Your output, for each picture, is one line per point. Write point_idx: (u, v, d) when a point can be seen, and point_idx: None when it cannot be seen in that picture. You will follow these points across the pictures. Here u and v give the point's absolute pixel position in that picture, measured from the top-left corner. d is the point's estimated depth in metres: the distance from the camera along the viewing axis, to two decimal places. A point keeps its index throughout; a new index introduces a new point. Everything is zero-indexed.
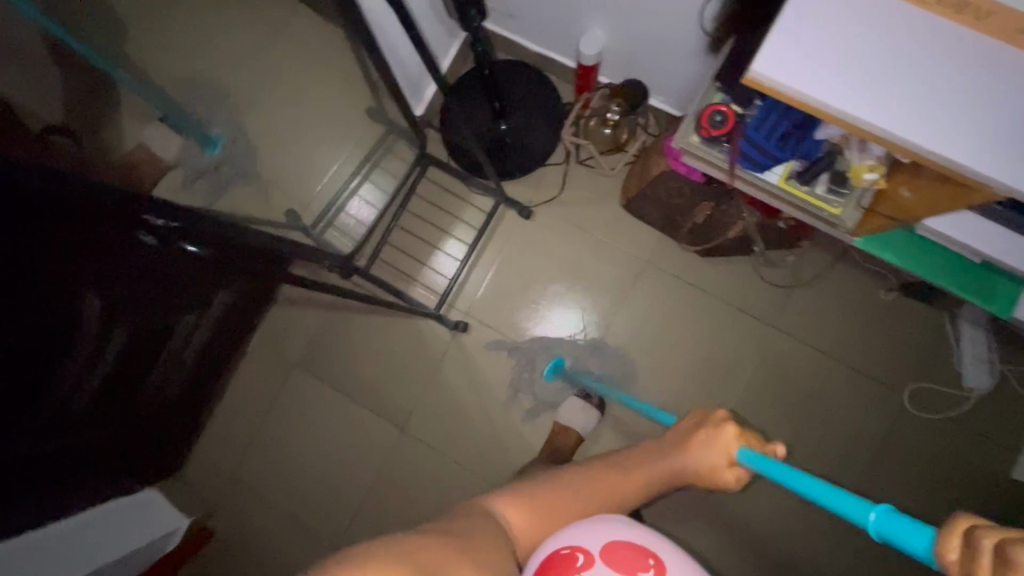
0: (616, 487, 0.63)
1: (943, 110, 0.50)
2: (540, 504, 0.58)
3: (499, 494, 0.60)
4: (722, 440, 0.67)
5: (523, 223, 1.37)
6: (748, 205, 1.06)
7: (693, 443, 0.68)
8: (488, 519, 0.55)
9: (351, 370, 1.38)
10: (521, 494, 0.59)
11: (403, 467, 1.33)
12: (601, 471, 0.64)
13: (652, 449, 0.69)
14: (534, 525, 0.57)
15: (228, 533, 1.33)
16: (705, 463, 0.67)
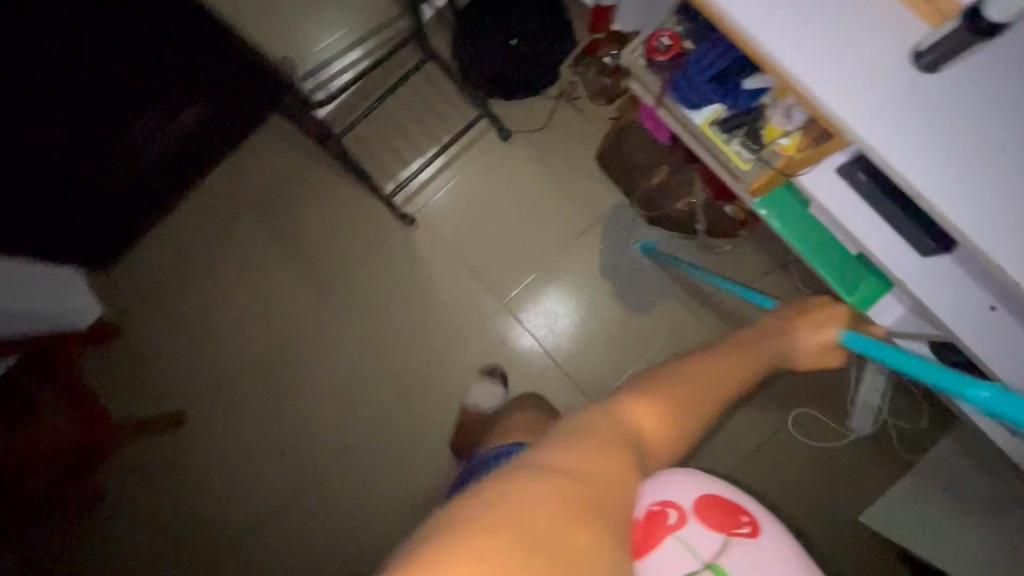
0: (732, 376, 0.68)
1: (793, 38, 0.60)
2: (665, 406, 0.59)
3: (623, 399, 0.59)
4: (829, 329, 0.80)
5: (499, 144, 1.39)
6: (700, 178, 1.11)
7: (802, 330, 0.81)
8: (599, 443, 0.50)
9: (295, 227, 1.42)
10: (642, 395, 0.60)
11: (313, 331, 1.39)
12: (718, 359, 0.70)
13: (757, 334, 0.79)
14: (661, 420, 0.58)
15: (138, 336, 1.43)
16: (822, 344, 0.80)
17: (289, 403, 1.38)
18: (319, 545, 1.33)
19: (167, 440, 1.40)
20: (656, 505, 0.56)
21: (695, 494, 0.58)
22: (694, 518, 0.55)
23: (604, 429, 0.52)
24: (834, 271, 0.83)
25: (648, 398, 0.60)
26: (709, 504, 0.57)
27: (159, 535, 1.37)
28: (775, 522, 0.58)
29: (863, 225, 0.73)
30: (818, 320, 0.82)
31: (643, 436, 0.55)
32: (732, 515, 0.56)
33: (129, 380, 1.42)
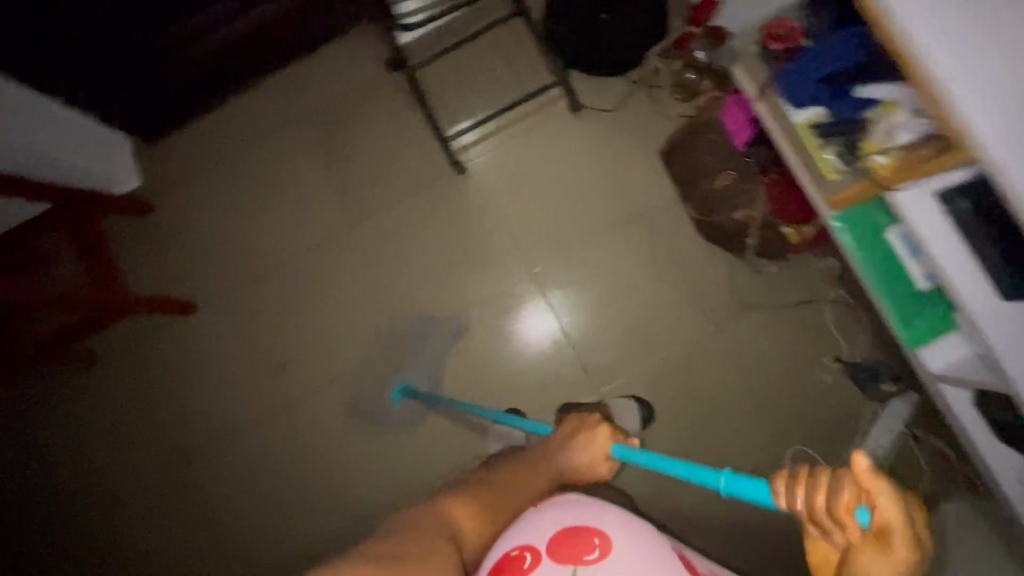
0: (533, 490, 0.72)
1: (942, 33, 0.56)
2: (483, 505, 0.66)
3: (445, 500, 0.66)
4: (598, 440, 0.79)
5: (567, 114, 1.37)
6: (764, 191, 1.10)
7: (575, 444, 0.79)
8: (429, 530, 0.58)
9: (345, 147, 1.40)
10: (461, 496, 0.67)
11: (336, 254, 1.37)
12: (524, 476, 0.74)
13: (548, 449, 0.79)
14: (478, 522, 0.64)
15: (165, 215, 1.41)
16: (587, 459, 0.78)
17: (295, 319, 1.37)
18: (293, 464, 1.32)
19: (169, 325, 1.40)
20: (513, 551, 0.56)
21: (558, 526, 0.57)
22: (548, 556, 0.54)
23: (427, 528, 0.59)
24: (901, 303, 0.83)
25: (459, 494, 0.67)
26: (562, 538, 0.56)
27: (142, 415, 1.38)
28: (620, 514, 0.59)
29: (955, 261, 0.72)
30: (590, 432, 0.80)
31: (463, 533, 0.62)
32: (584, 539, 0.55)
33: (145, 256, 1.41)
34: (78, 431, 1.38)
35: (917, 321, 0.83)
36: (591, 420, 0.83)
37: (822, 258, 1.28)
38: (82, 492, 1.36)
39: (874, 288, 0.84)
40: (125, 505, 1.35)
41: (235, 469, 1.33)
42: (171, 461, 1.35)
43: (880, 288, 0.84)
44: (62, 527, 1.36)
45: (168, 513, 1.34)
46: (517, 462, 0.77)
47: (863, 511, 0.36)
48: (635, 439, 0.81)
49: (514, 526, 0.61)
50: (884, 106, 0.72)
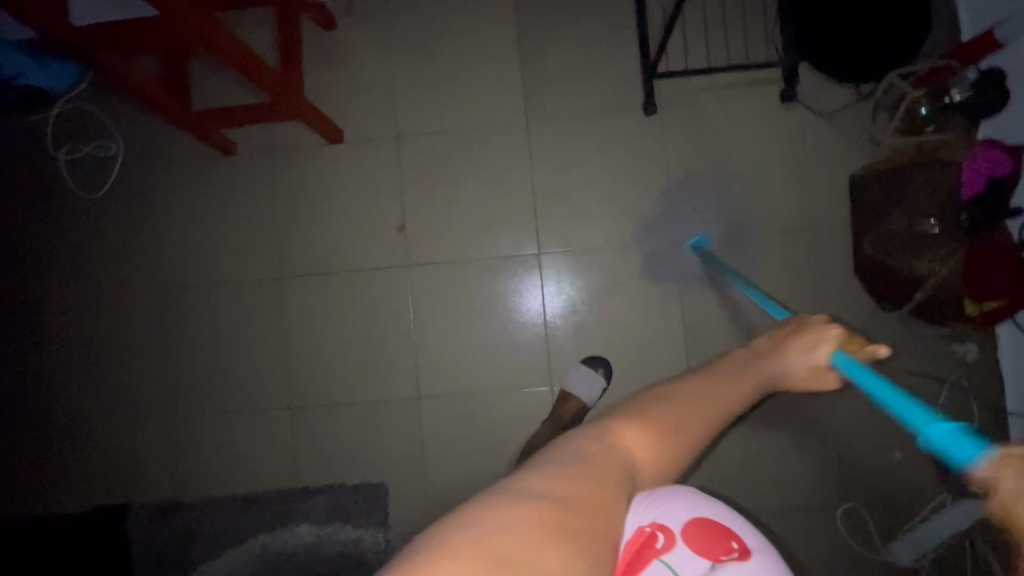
0: (730, 400, 0.53)
1: None
2: (661, 429, 0.48)
3: (616, 417, 0.49)
4: (824, 346, 0.61)
5: (774, 101, 1.31)
6: (960, 254, 1.06)
7: (791, 346, 0.61)
8: (595, 465, 0.43)
9: (543, 45, 1.35)
10: (627, 412, 0.49)
11: (498, 146, 1.35)
12: (711, 382, 0.53)
13: (747, 356, 0.59)
14: (656, 453, 0.47)
15: (345, 38, 1.38)
16: (801, 371, 0.61)
17: (434, 191, 1.36)
18: (382, 323, 1.36)
19: (314, 145, 1.38)
20: (647, 527, 0.47)
21: (692, 515, 0.50)
22: (685, 545, 0.47)
23: (603, 452, 0.45)
24: None
25: (636, 413, 0.49)
26: (702, 528, 0.49)
27: (260, 219, 1.39)
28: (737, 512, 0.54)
29: None
30: (811, 335, 0.62)
31: (636, 465, 0.46)
32: (717, 537, 0.49)
33: (313, 71, 1.38)
34: (201, 210, 1.40)
35: None
36: (812, 322, 0.66)
37: (965, 341, 1.23)
38: (186, 266, 1.40)
39: None
40: (212, 297, 1.39)
41: (325, 304, 1.37)
42: (274, 273, 1.38)
43: None
44: (155, 291, 1.40)
45: (256, 318, 1.38)
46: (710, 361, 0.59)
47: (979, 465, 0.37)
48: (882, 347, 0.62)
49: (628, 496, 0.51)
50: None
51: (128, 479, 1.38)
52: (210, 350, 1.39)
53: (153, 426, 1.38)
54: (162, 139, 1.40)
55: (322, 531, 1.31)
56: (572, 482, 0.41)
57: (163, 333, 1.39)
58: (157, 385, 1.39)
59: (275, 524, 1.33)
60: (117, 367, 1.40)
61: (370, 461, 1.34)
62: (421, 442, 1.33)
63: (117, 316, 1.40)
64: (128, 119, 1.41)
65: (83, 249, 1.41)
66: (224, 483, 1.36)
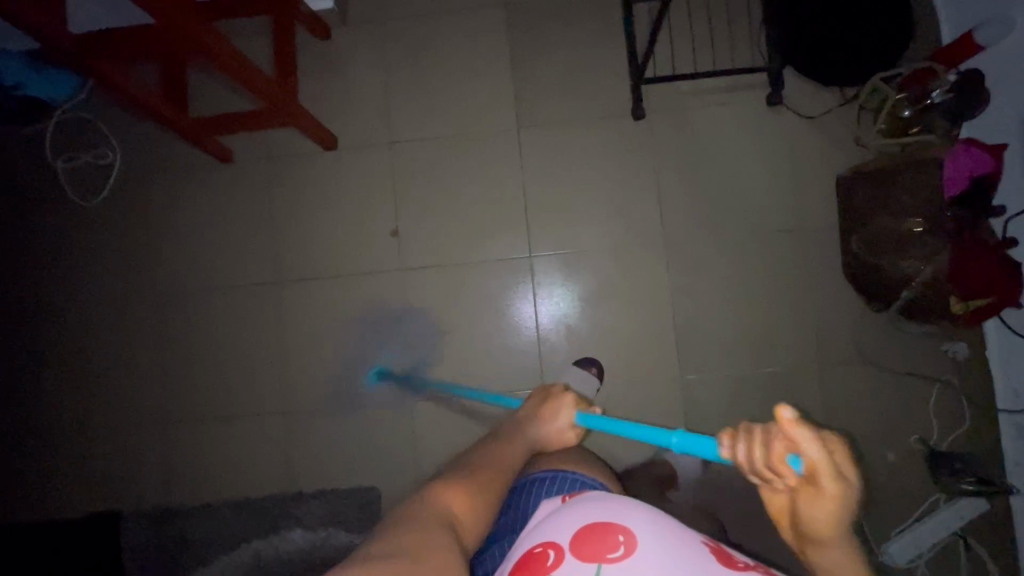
0: (510, 460, 0.75)
1: None
2: (466, 489, 0.64)
3: (434, 487, 0.62)
4: (563, 411, 0.87)
5: (762, 104, 1.33)
6: (945, 254, 1.06)
7: (541, 410, 0.87)
8: (438, 522, 0.56)
9: (534, 54, 1.38)
10: (451, 483, 0.64)
11: (489, 151, 1.37)
12: (494, 448, 0.77)
13: (516, 424, 0.85)
14: (472, 507, 0.62)
15: (340, 48, 1.41)
16: (554, 426, 0.86)
17: (426, 196, 1.38)
18: (376, 327, 1.37)
19: (308, 152, 1.40)
20: (537, 549, 0.61)
21: (579, 525, 0.61)
22: (571, 553, 0.58)
23: (426, 517, 0.56)
24: None
25: (452, 481, 0.65)
26: (585, 532, 0.60)
27: (255, 225, 1.40)
28: (640, 512, 0.62)
29: None
30: (556, 402, 0.88)
31: (458, 520, 0.59)
32: (604, 537, 0.58)
33: (308, 80, 1.40)
34: (196, 217, 1.42)
35: None
36: (552, 390, 0.92)
37: (954, 340, 1.24)
38: (181, 273, 1.41)
39: None
40: (208, 301, 1.40)
41: (319, 308, 1.38)
42: (268, 278, 1.39)
43: None
44: (150, 298, 1.41)
45: (250, 323, 1.39)
46: (492, 439, 0.81)
47: (791, 455, 0.45)
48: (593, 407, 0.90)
49: (533, 530, 0.65)
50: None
51: (121, 486, 1.38)
52: (204, 356, 1.39)
53: (147, 431, 1.38)
54: (158, 147, 1.42)
55: (314, 537, 1.31)
56: (416, 535, 0.52)
57: (158, 339, 1.40)
58: (151, 391, 1.39)
59: (266, 530, 1.32)
60: (112, 373, 1.40)
61: (362, 465, 1.34)
62: (414, 446, 1.33)
63: (113, 322, 1.41)
64: (126, 127, 1.43)
65: (79, 256, 1.43)
66: (217, 488, 1.36)
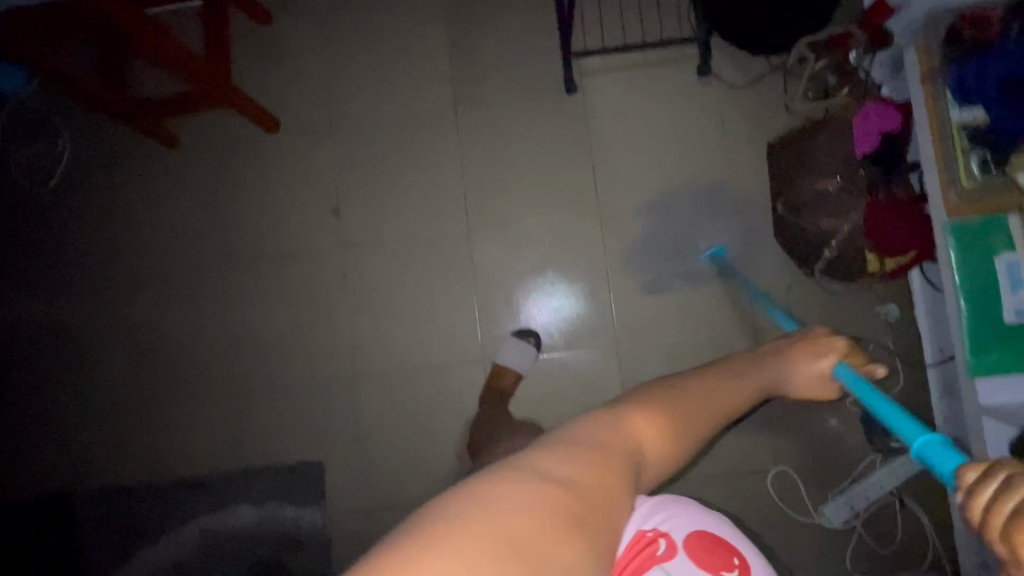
0: (738, 392, 0.58)
1: None
2: (669, 416, 0.50)
3: (619, 407, 0.50)
4: (828, 360, 0.72)
5: (692, 76, 1.35)
6: (862, 210, 1.07)
7: (801, 354, 0.72)
8: (619, 444, 0.45)
9: (469, 33, 1.40)
10: (638, 402, 0.51)
11: (428, 129, 1.40)
12: (718, 376, 0.59)
13: (748, 359, 0.67)
14: (666, 439, 0.49)
15: (281, 34, 1.44)
16: (807, 372, 0.71)
17: (367, 175, 1.40)
18: (320, 304, 1.39)
19: (251, 135, 1.43)
20: (648, 533, 0.51)
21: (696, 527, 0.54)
22: (684, 554, 0.51)
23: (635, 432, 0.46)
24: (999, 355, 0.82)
25: (650, 408, 0.50)
26: (702, 539, 0.53)
27: (202, 208, 1.43)
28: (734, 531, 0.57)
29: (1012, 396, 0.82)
30: (823, 346, 0.74)
31: (639, 450, 0.46)
32: (714, 549, 0.53)
33: (250, 65, 1.43)
34: (145, 202, 1.44)
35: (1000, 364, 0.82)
36: (819, 335, 0.76)
37: (885, 302, 1.24)
38: (132, 257, 1.44)
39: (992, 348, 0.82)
40: (158, 284, 1.43)
41: (265, 287, 1.40)
42: (216, 259, 1.42)
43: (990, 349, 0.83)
44: (102, 282, 1.44)
45: (198, 305, 1.41)
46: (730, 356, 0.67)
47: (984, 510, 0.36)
48: (879, 365, 0.72)
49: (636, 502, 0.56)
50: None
51: (74, 468, 1.39)
52: (156, 338, 1.41)
53: (100, 412, 1.41)
54: (109, 135, 1.46)
55: (261, 511, 1.32)
56: (592, 460, 0.42)
57: (109, 323, 1.43)
58: (103, 374, 1.42)
59: (214, 507, 1.34)
60: (66, 357, 1.43)
61: (307, 441, 1.35)
62: (358, 420, 1.35)
63: (65, 306, 1.44)
64: (76, 116, 1.46)
65: (33, 244, 1.46)
66: (167, 468, 1.38)
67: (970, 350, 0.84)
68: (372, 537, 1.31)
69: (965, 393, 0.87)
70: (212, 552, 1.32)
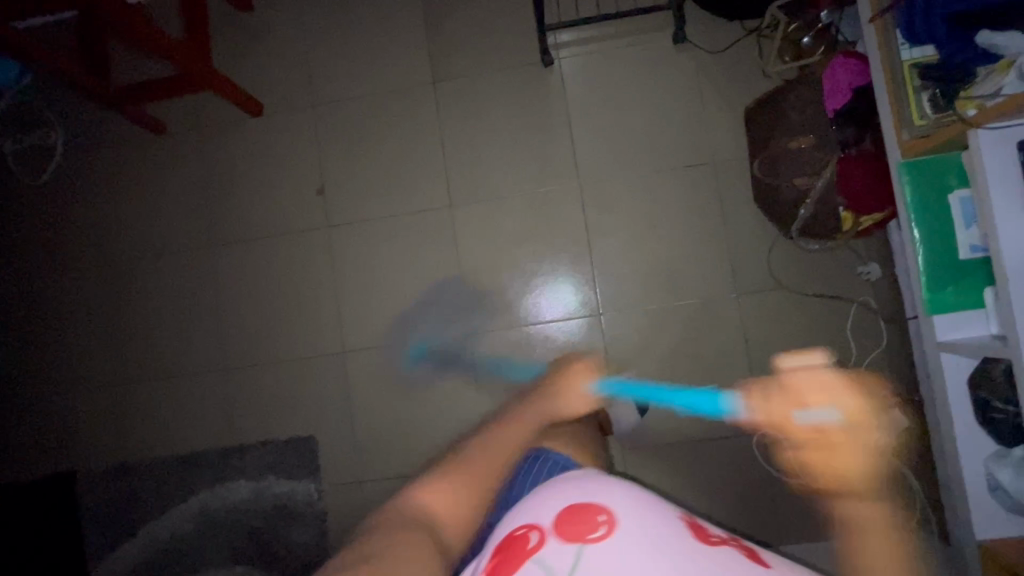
0: (423, 532, 0.59)
1: None
2: (413, 530, 0.59)
3: (360, 525, 0.61)
4: (432, 489, 0.66)
5: (668, 43, 1.35)
6: (834, 166, 1.08)
7: (442, 475, 0.69)
8: (414, 523, 0.61)
9: (446, 11, 1.42)
10: (379, 515, 0.62)
11: (406, 107, 1.41)
12: (388, 510, 0.63)
13: (415, 483, 0.68)
14: (454, 506, 0.66)
15: (261, 20, 1.46)
16: (443, 487, 0.67)
17: (350, 155, 1.42)
18: (308, 283, 1.42)
19: (235, 120, 1.46)
20: (520, 531, 0.55)
21: (561, 505, 0.56)
22: (555, 535, 0.52)
23: (408, 522, 0.60)
24: (949, 287, 0.86)
25: (376, 514, 0.63)
26: (567, 513, 0.54)
27: (190, 194, 1.46)
28: (623, 490, 0.57)
29: (956, 323, 0.87)
30: (426, 482, 0.68)
31: (439, 525, 0.63)
32: (588, 516, 0.53)
33: (233, 52, 1.46)
34: (135, 190, 1.48)
35: (952, 297, 0.86)
36: (458, 452, 0.72)
37: (867, 262, 1.24)
38: (124, 244, 1.48)
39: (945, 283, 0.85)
40: (151, 270, 1.46)
41: (254, 269, 1.43)
42: (205, 243, 1.45)
43: (941, 283, 0.86)
44: (97, 270, 1.48)
45: (189, 288, 1.45)
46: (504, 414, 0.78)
47: None
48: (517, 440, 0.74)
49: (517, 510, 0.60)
50: (997, 69, 0.73)
51: (77, 449, 1.44)
52: (151, 322, 1.45)
53: (100, 396, 1.45)
54: (100, 126, 1.49)
55: (257, 485, 1.36)
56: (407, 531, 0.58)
57: (105, 309, 1.47)
58: (102, 357, 1.46)
59: (212, 483, 1.38)
60: (65, 343, 1.47)
61: (299, 417, 1.38)
62: (348, 395, 1.38)
63: (62, 294, 1.48)
64: (67, 109, 1.50)
65: (30, 235, 1.50)
66: (165, 447, 1.41)
67: (925, 291, 0.86)
68: (364, 507, 1.34)
69: (924, 326, 0.91)
70: (211, 526, 1.36)
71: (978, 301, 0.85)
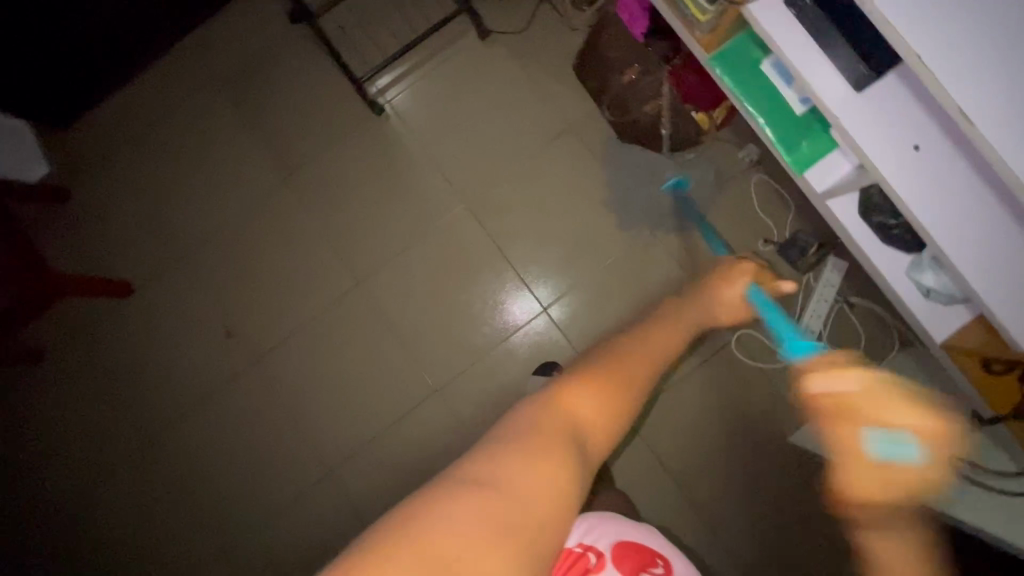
0: (660, 352, 0.67)
1: None
2: (594, 382, 0.57)
3: (560, 386, 0.56)
4: (739, 283, 0.99)
5: (478, 43, 1.38)
6: (669, 81, 1.12)
7: (722, 284, 1.00)
8: (544, 441, 0.49)
9: (265, 112, 1.40)
10: (573, 381, 0.57)
11: (271, 212, 1.37)
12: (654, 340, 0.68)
13: (700, 301, 0.94)
14: (597, 403, 0.55)
15: (89, 204, 1.42)
16: (730, 300, 0.98)
17: (241, 285, 1.37)
18: (261, 424, 1.34)
19: (116, 308, 1.40)
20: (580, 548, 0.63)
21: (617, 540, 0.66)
22: (611, 564, 0.63)
23: (555, 427, 0.50)
24: (797, 143, 0.88)
25: (583, 376, 0.58)
26: (623, 549, 0.65)
27: (102, 399, 1.39)
28: (671, 549, 0.69)
29: (821, 173, 0.88)
30: (734, 275, 1.01)
31: (579, 427, 0.52)
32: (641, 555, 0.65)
33: (78, 248, 1.41)
34: (53, 429, 1.40)
35: (807, 150, 0.88)
36: (731, 270, 1.03)
37: (744, 146, 1.31)
38: (61, 478, 1.39)
39: (790, 141, 0.88)
40: (98, 492, 1.37)
41: (201, 437, 1.36)
42: (138, 439, 1.37)
43: (790, 141, 0.88)
44: (43, 519, 1.38)
45: (144, 489, 1.36)
46: (658, 313, 0.83)
47: None
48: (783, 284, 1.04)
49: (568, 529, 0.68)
50: None
51: None
52: (121, 542, 1.36)
53: None
54: None
55: None
56: (528, 468, 0.46)
57: (67, 552, 1.37)
58: None
59: None
60: None
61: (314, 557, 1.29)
62: (350, 510, 1.29)
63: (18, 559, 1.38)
64: None
65: None
66: None
67: (781, 152, 0.88)
68: None
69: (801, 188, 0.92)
70: None
71: (830, 144, 0.87)
